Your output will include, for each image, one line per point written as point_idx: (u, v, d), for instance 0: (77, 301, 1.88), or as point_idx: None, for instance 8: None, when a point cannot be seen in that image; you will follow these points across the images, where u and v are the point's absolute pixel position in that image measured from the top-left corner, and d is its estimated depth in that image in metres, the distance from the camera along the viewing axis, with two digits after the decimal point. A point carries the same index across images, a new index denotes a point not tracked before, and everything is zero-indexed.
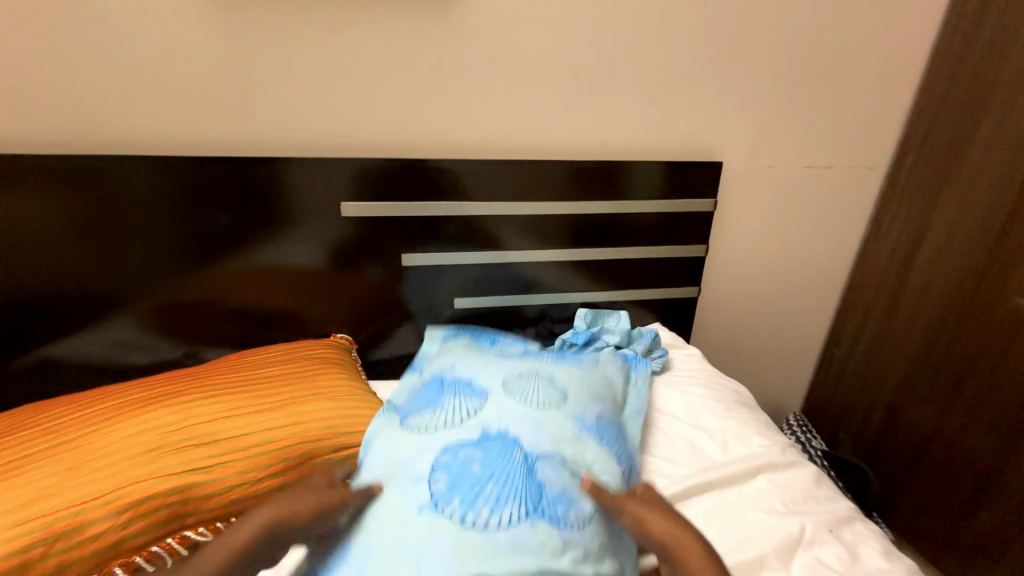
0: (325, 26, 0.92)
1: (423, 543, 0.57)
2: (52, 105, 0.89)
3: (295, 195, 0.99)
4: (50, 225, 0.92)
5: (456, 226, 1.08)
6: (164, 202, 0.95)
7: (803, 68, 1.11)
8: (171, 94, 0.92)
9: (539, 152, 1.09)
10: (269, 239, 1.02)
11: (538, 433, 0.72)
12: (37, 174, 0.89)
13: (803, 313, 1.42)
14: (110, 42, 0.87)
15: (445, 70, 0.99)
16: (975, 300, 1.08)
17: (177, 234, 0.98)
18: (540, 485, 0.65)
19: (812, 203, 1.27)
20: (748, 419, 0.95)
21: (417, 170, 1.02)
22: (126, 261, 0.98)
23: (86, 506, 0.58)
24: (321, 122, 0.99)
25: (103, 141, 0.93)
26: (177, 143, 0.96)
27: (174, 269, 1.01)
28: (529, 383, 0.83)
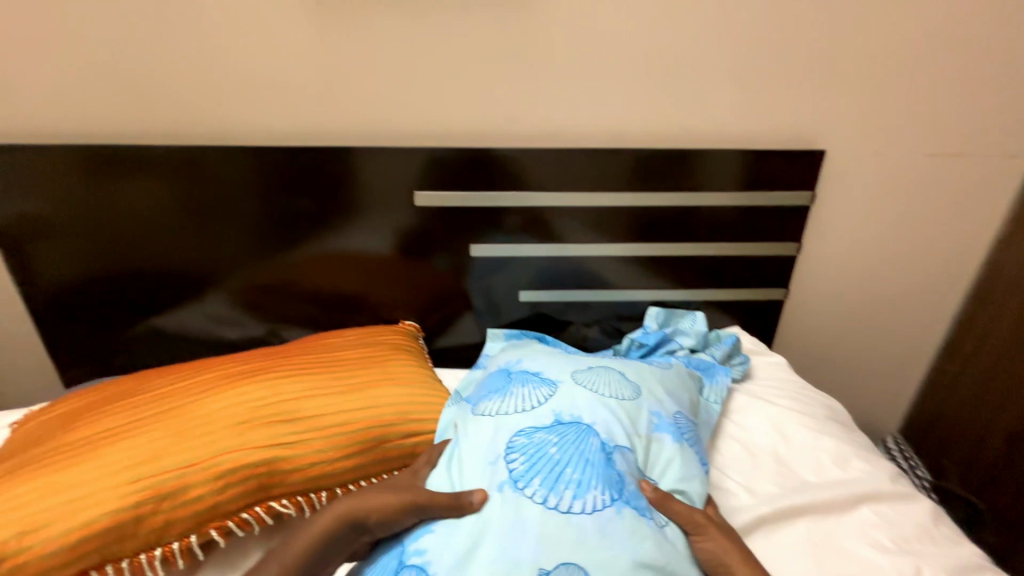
0: (408, 16, 0.92)
1: (507, 521, 0.58)
2: (162, 98, 0.96)
3: (367, 184, 1.02)
4: (157, 208, 1.01)
5: (525, 217, 1.06)
6: (255, 189, 1.01)
7: (931, 41, 0.96)
8: (265, 87, 0.97)
9: (616, 141, 1.03)
10: (344, 226, 1.06)
11: (616, 422, 0.70)
12: (150, 161, 0.98)
13: (908, 325, 1.25)
14: (212, 36, 0.92)
15: (522, 55, 0.95)
16: None
17: (263, 220, 1.04)
18: (620, 475, 0.63)
19: (930, 200, 1.10)
20: (844, 437, 0.85)
21: (489, 159, 1.00)
22: (222, 244, 1.06)
23: (187, 470, 0.63)
24: (400, 112, 0.99)
25: (202, 131, 0.99)
26: (267, 133, 1.00)
27: (262, 253, 1.07)
28: (601, 374, 0.78)
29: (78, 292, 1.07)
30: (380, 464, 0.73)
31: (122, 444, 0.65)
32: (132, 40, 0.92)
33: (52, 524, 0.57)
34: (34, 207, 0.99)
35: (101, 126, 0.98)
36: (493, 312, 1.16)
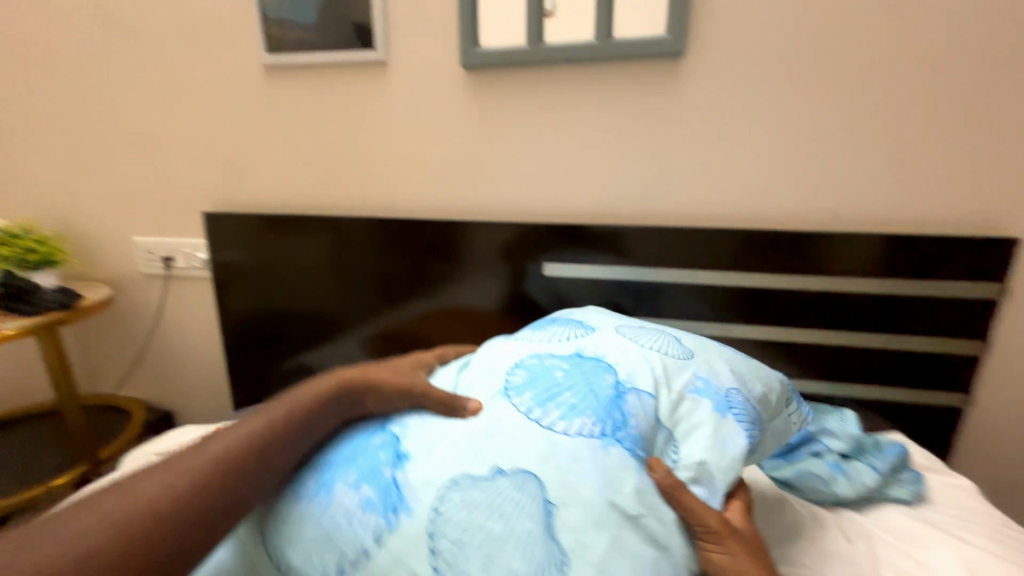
0: (557, 108, 1.01)
1: (486, 424, 0.58)
2: (339, 176, 1.13)
3: (469, 248, 1.09)
4: (308, 262, 1.18)
5: (650, 292, 1.04)
6: (397, 254, 1.13)
7: None
8: (423, 168, 1.09)
9: (752, 223, 1.01)
10: (451, 283, 1.12)
11: (638, 369, 0.65)
12: (321, 227, 1.15)
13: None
14: (389, 126, 1.08)
15: (661, 143, 1.00)
16: None
17: (378, 275, 1.16)
18: (625, 417, 0.59)
19: None
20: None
21: (619, 235, 1.02)
22: (365, 300, 1.19)
23: None
24: (537, 190, 1.06)
25: (365, 203, 1.14)
26: (418, 206, 1.13)
27: (382, 305, 1.18)
28: (650, 333, 0.74)
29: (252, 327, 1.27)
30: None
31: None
32: (329, 130, 1.11)
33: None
34: (234, 257, 1.21)
35: (292, 197, 1.18)
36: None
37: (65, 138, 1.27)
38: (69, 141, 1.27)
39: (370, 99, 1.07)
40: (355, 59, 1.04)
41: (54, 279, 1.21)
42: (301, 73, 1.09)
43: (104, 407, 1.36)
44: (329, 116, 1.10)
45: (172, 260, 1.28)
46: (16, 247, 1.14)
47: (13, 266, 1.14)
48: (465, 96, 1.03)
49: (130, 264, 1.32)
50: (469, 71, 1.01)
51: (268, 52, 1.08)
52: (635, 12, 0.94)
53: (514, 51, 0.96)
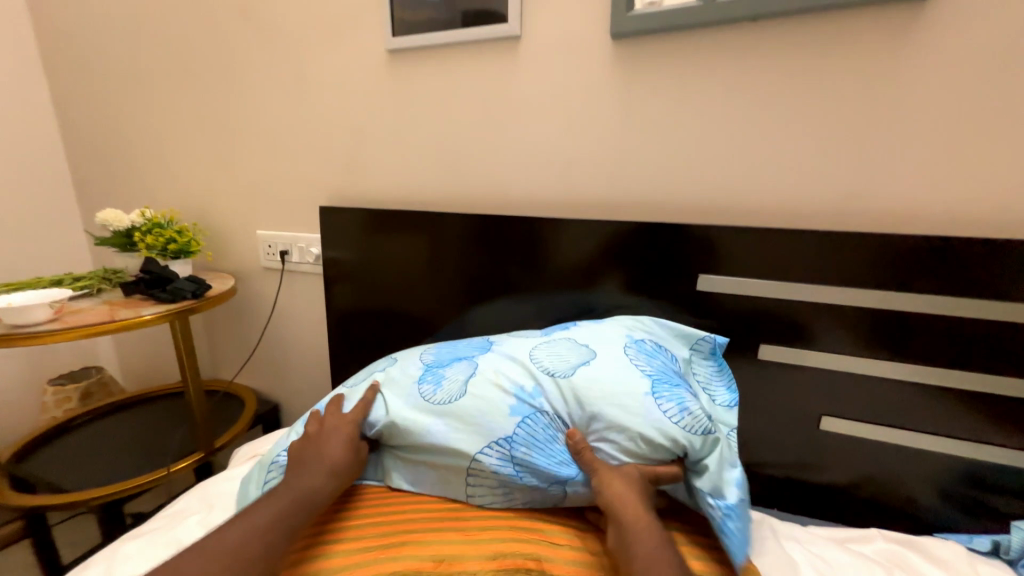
0: (722, 83, 0.81)
1: (405, 353, 0.78)
2: (452, 169, 1.04)
3: (575, 251, 0.93)
4: (401, 259, 1.10)
5: (848, 321, 0.79)
6: (508, 259, 0.98)
7: None
8: (546, 158, 0.95)
9: (1014, 234, 0.72)
10: (553, 289, 0.96)
11: (502, 359, 0.69)
12: (429, 224, 1.05)
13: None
14: (514, 112, 0.96)
15: (874, 123, 0.75)
16: None
17: (470, 277, 1.03)
18: (445, 368, 0.70)
19: None
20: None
21: (807, 244, 0.79)
22: (468, 308, 1.06)
23: (466, 539, 0.58)
24: (684, 184, 0.87)
25: (476, 199, 1.04)
26: (533, 202, 0.99)
27: (472, 310, 1.05)
28: (576, 349, 0.69)
29: (350, 325, 1.20)
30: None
31: (405, 502, 0.65)
32: (449, 119, 1.02)
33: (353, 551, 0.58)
34: (333, 252, 1.17)
35: (407, 191, 1.11)
36: (767, 435, 0.89)
37: (205, 133, 1.34)
38: (208, 137, 1.34)
39: (496, 83, 0.96)
40: (484, 37, 0.93)
41: (189, 268, 1.27)
42: (421, 57, 1.01)
43: (225, 392, 1.43)
44: (451, 103, 1.01)
45: (288, 254, 1.29)
46: (159, 237, 1.21)
47: (157, 255, 1.22)
48: (609, 72, 0.87)
49: (251, 256, 1.36)
50: (616, 41, 0.85)
51: (392, 36, 1.01)
52: None
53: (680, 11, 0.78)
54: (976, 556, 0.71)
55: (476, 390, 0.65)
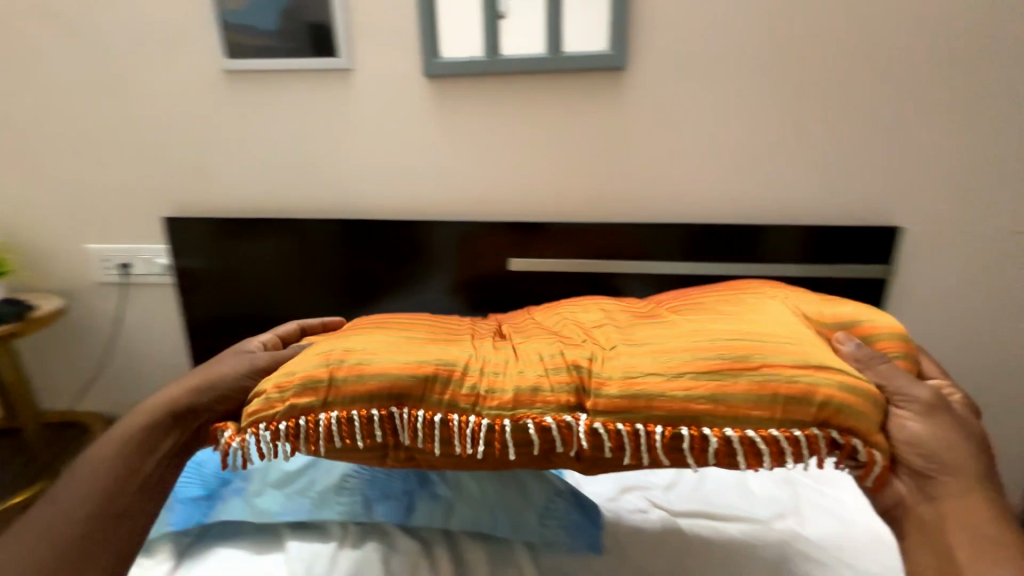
0: (511, 114, 1.09)
1: None
2: (303, 179, 1.17)
3: (428, 249, 1.15)
4: (267, 266, 1.19)
5: (616, 284, 1.15)
6: (370, 257, 1.16)
7: (986, 139, 1.04)
8: (386, 170, 1.14)
9: (697, 219, 1.13)
10: (411, 281, 1.17)
11: None
12: (292, 231, 1.16)
13: (1008, 388, 1.23)
14: (356, 130, 1.12)
15: (612, 145, 1.10)
16: None
17: (340, 277, 1.18)
18: None
19: (1016, 271, 1.13)
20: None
21: (582, 231, 1.12)
22: (342, 300, 1.21)
23: (458, 363, 0.67)
24: (495, 190, 1.15)
25: (329, 206, 1.18)
26: (380, 207, 1.18)
27: (345, 307, 1.21)
28: None
29: (220, 330, 1.25)
30: (779, 407, 0.60)
31: (428, 339, 0.72)
32: (296, 136, 1.14)
33: (353, 373, 0.66)
34: (189, 263, 1.20)
35: (262, 200, 1.19)
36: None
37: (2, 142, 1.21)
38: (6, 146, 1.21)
39: (336, 105, 1.11)
40: (319, 66, 1.08)
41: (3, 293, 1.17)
42: (258, 78, 1.11)
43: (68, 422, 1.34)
44: (293, 120, 1.13)
45: (130, 268, 1.26)
46: None
47: None
48: (429, 102, 1.09)
49: (83, 273, 1.28)
50: (428, 77, 1.08)
51: (228, 58, 1.09)
52: (581, 26, 1.02)
53: (472, 62, 1.03)
54: None
55: None
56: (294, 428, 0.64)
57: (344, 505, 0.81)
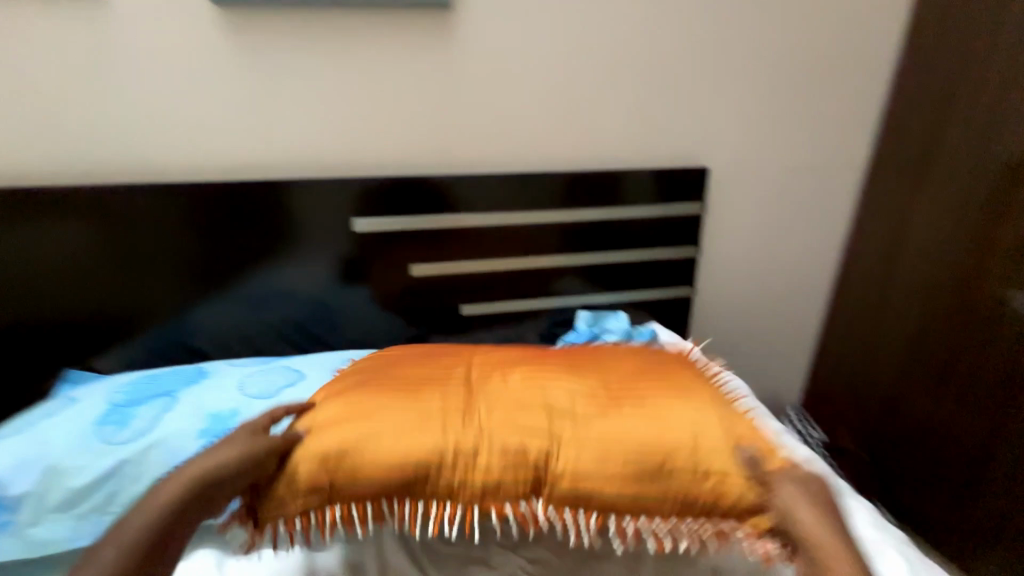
0: (332, 63, 1.05)
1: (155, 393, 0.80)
2: (95, 139, 1.02)
3: (275, 217, 1.10)
4: (79, 250, 1.04)
5: (475, 237, 1.19)
6: (211, 223, 1.07)
7: (764, 86, 1.22)
8: (199, 127, 1.05)
9: (535, 167, 1.20)
10: (259, 253, 1.11)
11: (220, 390, 0.79)
12: (105, 198, 1.02)
13: (811, 299, 1.49)
14: (154, 80, 1.00)
15: (442, 96, 1.11)
16: (967, 298, 1.14)
17: (180, 253, 1.08)
18: (149, 408, 0.76)
19: (801, 202, 1.36)
20: (870, 534, 0.77)
21: (427, 186, 1.13)
22: (190, 278, 1.11)
23: (417, 461, 0.70)
24: (329, 145, 1.10)
25: (135, 170, 1.05)
26: (202, 169, 1.08)
27: (193, 291, 1.11)
28: (267, 375, 0.84)
29: (25, 326, 1.05)
30: (693, 514, 0.69)
31: (413, 433, 0.71)
32: (77, 88, 0.99)
33: (352, 478, 0.69)
34: None
35: (43, 167, 1.02)
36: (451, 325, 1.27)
37: None
38: None
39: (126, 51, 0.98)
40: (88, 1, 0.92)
41: None
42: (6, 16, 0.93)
43: None
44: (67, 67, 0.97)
45: None
46: None
47: None
48: (237, 49, 1.01)
49: None
50: (222, 9, 0.98)
51: None
52: None
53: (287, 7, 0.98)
54: None
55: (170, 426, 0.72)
56: (274, 530, 0.68)
57: None
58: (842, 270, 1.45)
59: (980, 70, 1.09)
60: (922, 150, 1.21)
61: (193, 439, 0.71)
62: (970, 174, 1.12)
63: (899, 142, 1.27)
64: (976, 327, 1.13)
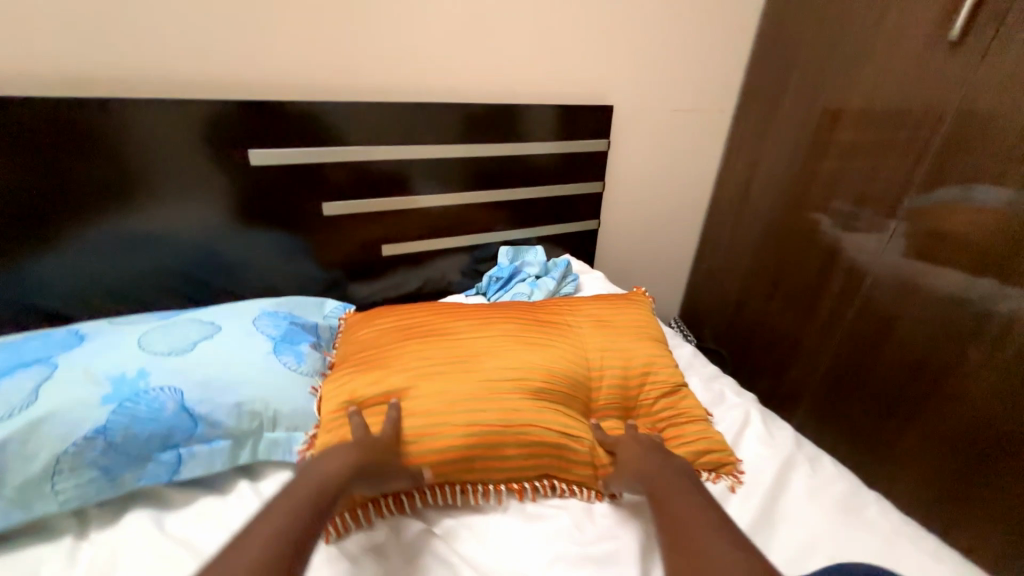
0: None
1: (20, 359, 0.64)
2: None
3: (158, 142, 0.91)
4: None
5: (392, 172, 1.14)
6: (50, 152, 0.85)
7: (661, 28, 1.32)
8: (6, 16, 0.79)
9: (454, 99, 1.17)
10: (136, 189, 0.93)
11: (116, 352, 0.67)
12: None
13: (689, 227, 1.76)
14: None
15: (347, 7, 0.99)
16: (793, 221, 1.46)
17: (21, 188, 0.85)
18: (4, 378, 0.60)
19: (685, 140, 1.54)
20: (764, 409, 0.90)
21: (338, 114, 1.03)
22: (36, 220, 0.88)
23: (441, 450, 0.69)
24: (211, 57, 0.93)
25: None
26: (20, 79, 0.83)
27: (47, 237, 0.90)
28: (175, 329, 0.73)
29: None
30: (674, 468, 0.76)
31: (448, 417, 0.71)
32: None
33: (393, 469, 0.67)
34: None
35: None
36: (374, 267, 1.23)
37: None
38: None
39: None
40: None
41: None
42: None
43: None
44: None
45: None
46: None
47: None
48: None
49: None
50: None
51: None
52: None
53: None
54: (468, 294, 1.29)
55: (62, 388, 0.60)
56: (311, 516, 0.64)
57: (73, 489, 0.58)
58: (711, 201, 1.72)
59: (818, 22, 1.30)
60: (773, 94, 1.45)
61: (99, 405, 0.60)
62: (801, 117, 1.38)
63: (757, 86, 1.49)
64: (800, 244, 1.44)
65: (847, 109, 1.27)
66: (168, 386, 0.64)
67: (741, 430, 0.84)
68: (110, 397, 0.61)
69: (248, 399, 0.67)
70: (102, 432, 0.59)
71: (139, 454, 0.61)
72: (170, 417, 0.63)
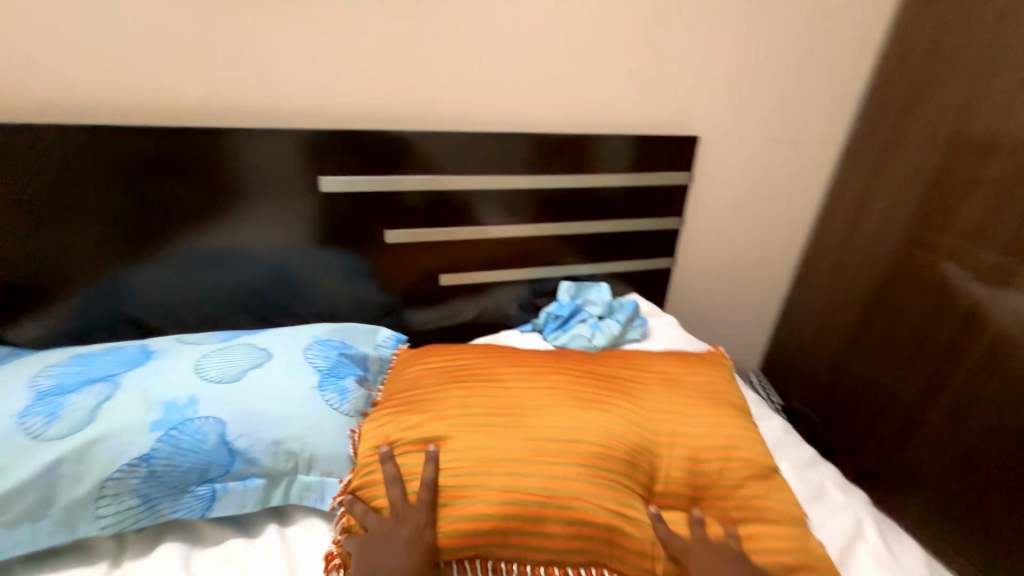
0: None
1: (91, 372, 0.67)
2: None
3: (242, 168, 0.95)
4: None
5: (458, 201, 1.11)
6: (151, 174, 0.92)
7: (764, 51, 1.18)
8: (130, 53, 0.86)
9: (527, 128, 1.13)
10: (219, 210, 0.97)
11: (173, 374, 0.68)
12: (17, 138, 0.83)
13: (779, 269, 1.55)
14: None
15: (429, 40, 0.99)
16: (919, 274, 1.22)
17: (124, 206, 0.93)
18: (74, 392, 0.63)
19: (781, 173, 1.37)
20: (878, 515, 0.74)
21: (410, 143, 1.02)
22: (133, 235, 0.95)
23: (477, 519, 0.60)
24: (298, 89, 0.96)
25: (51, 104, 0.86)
26: (137, 108, 0.90)
27: (141, 251, 0.97)
28: (230, 353, 0.74)
29: None
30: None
31: (485, 477, 0.63)
32: None
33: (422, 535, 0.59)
34: None
35: None
36: (431, 294, 1.20)
37: None
38: None
39: None
40: None
41: None
42: None
43: None
44: None
45: None
46: None
47: None
48: None
49: None
50: None
51: None
52: None
53: None
54: (524, 330, 1.22)
55: (118, 409, 0.61)
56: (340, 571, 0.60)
57: (113, 514, 0.58)
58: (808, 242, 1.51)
59: (970, 41, 1.08)
60: (900, 124, 1.23)
61: (147, 431, 0.60)
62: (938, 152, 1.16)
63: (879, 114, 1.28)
64: (926, 301, 1.20)
65: (1005, 146, 1.03)
66: (213, 416, 0.63)
67: (850, 543, 0.68)
68: (158, 423, 0.61)
69: (286, 438, 0.65)
70: (145, 459, 0.59)
71: (177, 485, 0.60)
72: (210, 449, 0.61)
